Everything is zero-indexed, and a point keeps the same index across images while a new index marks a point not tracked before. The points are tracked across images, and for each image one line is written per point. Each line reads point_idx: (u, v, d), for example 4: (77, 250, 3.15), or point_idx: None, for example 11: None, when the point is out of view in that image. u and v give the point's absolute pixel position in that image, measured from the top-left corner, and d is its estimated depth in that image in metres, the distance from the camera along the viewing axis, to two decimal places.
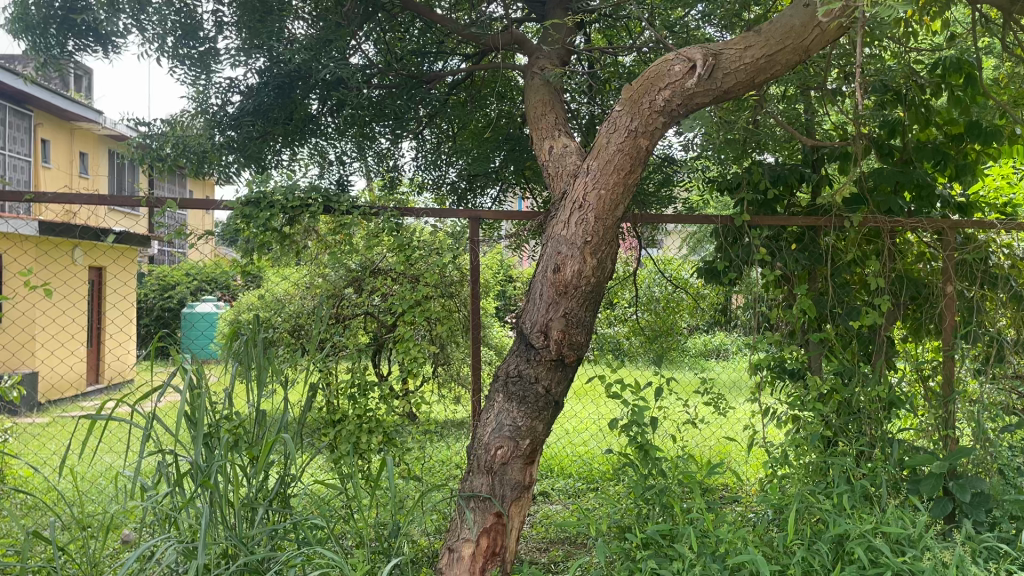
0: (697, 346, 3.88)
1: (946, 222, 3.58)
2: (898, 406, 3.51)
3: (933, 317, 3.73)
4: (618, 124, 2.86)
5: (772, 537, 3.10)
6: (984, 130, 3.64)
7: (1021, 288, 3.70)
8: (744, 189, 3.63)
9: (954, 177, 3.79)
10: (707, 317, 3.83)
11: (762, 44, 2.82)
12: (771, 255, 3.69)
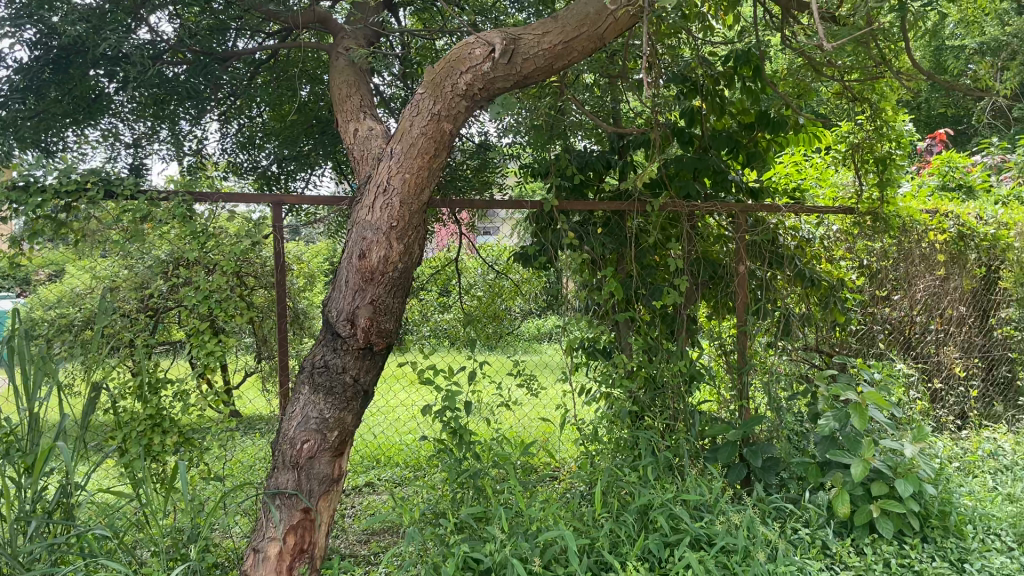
0: (531, 330, 3.89)
1: (738, 206, 3.78)
2: (699, 379, 3.73)
3: (727, 295, 3.95)
4: (421, 107, 2.83)
5: (582, 512, 3.22)
6: (772, 119, 3.88)
7: (805, 266, 4.01)
8: (551, 175, 3.71)
9: (746, 164, 4.02)
10: (540, 301, 3.85)
11: (559, 30, 2.85)
12: (580, 239, 3.77)
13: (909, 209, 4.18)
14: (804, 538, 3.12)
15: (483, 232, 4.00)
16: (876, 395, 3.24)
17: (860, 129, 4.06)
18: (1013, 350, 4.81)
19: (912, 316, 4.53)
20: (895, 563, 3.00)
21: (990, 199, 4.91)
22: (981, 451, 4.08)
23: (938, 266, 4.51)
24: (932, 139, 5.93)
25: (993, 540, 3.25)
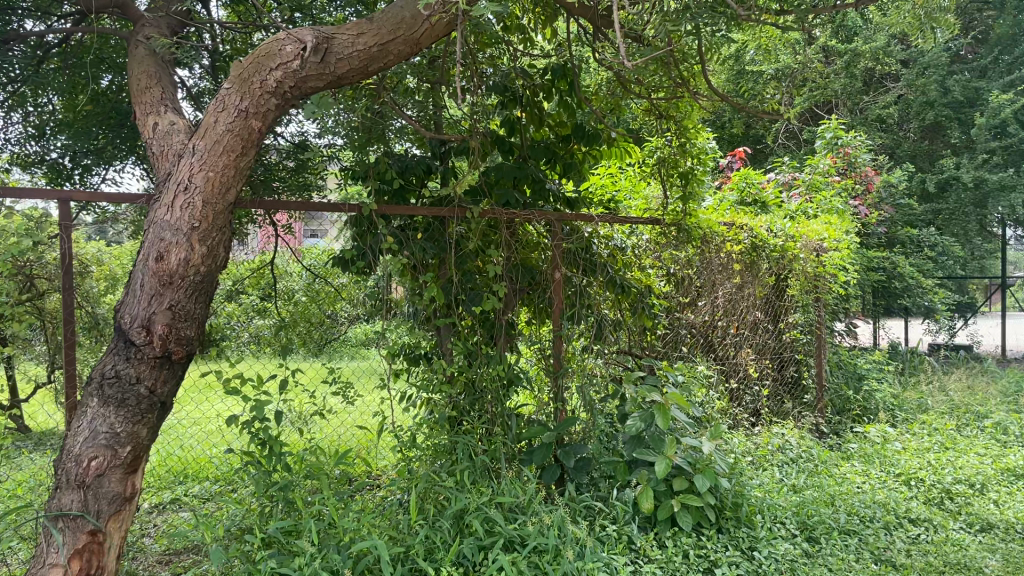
0: (359, 336, 3.70)
1: (554, 214, 3.87)
2: (516, 383, 3.78)
3: (543, 301, 4.02)
4: (226, 103, 2.69)
5: (398, 520, 3.19)
6: (587, 132, 4.07)
7: (616, 274, 4.16)
8: (371, 178, 3.63)
9: (562, 174, 4.14)
10: (368, 307, 3.68)
11: (374, 32, 2.83)
12: (400, 244, 3.71)
13: (708, 220, 4.45)
14: (612, 534, 3.26)
15: (310, 235, 3.93)
16: (677, 397, 3.44)
17: (667, 143, 4.28)
18: (798, 352, 5.29)
19: (712, 320, 4.85)
20: (693, 554, 3.18)
21: (780, 213, 5.37)
22: (770, 445, 4.43)
23: (734, 274, 4.87)
24: (733, 157, 6.37)
25: (778, 527, 3.52)
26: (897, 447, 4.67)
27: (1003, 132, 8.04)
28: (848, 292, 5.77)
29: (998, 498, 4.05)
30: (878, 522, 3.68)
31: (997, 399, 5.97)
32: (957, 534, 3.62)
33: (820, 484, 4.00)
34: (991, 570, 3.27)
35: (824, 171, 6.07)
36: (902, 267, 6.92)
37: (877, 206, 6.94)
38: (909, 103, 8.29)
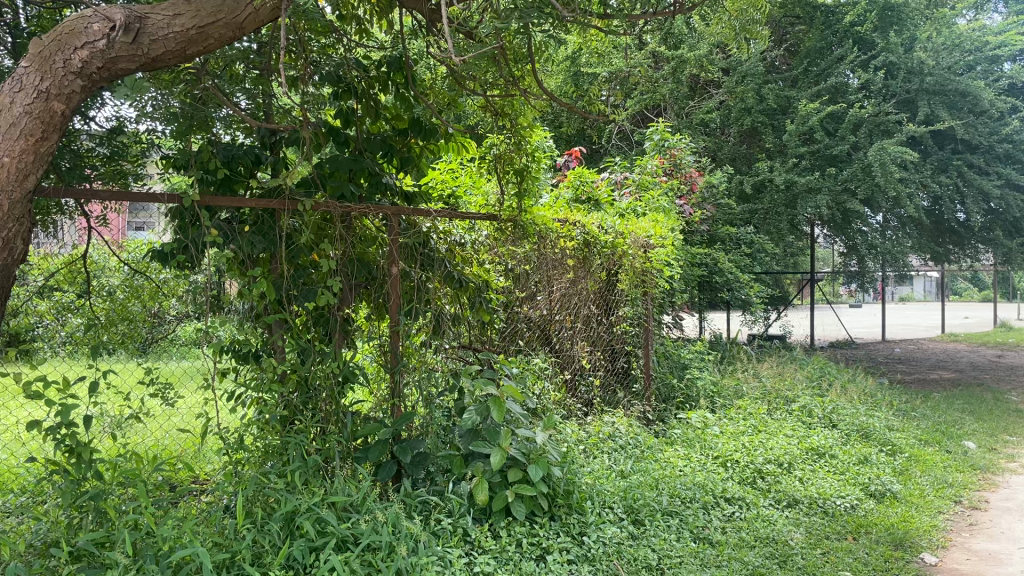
0: (188, 334, 3.51)
1: (391, 209, 3.78)
2: (352, 381, 3.67)
3: (380, 296, 3.92)
4: (24, 83, 2.48)
5: (223, 525, 3.06)
6: (425, 127, 3.99)
7: (454, 269, 4.16)
8: (193, 168, 3.43)
9: (399, 168, 4.02)
10: (200, 306, 3.46)
11: (192, 13, 2.68)
12: (226, 238, 3.51)
13: (542, 217, 4.52)
14: (446, 528, 3.27)
15: (137, 229, 3.64)
16: (512, 389, 3.53)
17: (504, 139, 4.29)
18: (627, 344, 5.55)
19: (548, 313, 4.94)
20: (525, 543, 3.26)
21: (611, 211, 5.59)
22: (601, 434, 4.55)
23: (568, 269, 4.99)
24: (568, 155, 6.54)
25: (607, 512, 3.66)
26: (715, 431, 4.98)
27: (811, 139, 8.59)
28: (673, 286, 6.11)
29: (801, 475, 4.43)
30: (697, 503, 3.92)
31: (803, 384, 6.50)
32: (766, 510, 3.93)
33: (646, 469, 4.18)
34: (794, 542, 3.61)
35: (652, 171, 6.41)
36: (722, 263, 7.38)
37: (701, 205, 7.34)
38: (730, 109, 8.81)
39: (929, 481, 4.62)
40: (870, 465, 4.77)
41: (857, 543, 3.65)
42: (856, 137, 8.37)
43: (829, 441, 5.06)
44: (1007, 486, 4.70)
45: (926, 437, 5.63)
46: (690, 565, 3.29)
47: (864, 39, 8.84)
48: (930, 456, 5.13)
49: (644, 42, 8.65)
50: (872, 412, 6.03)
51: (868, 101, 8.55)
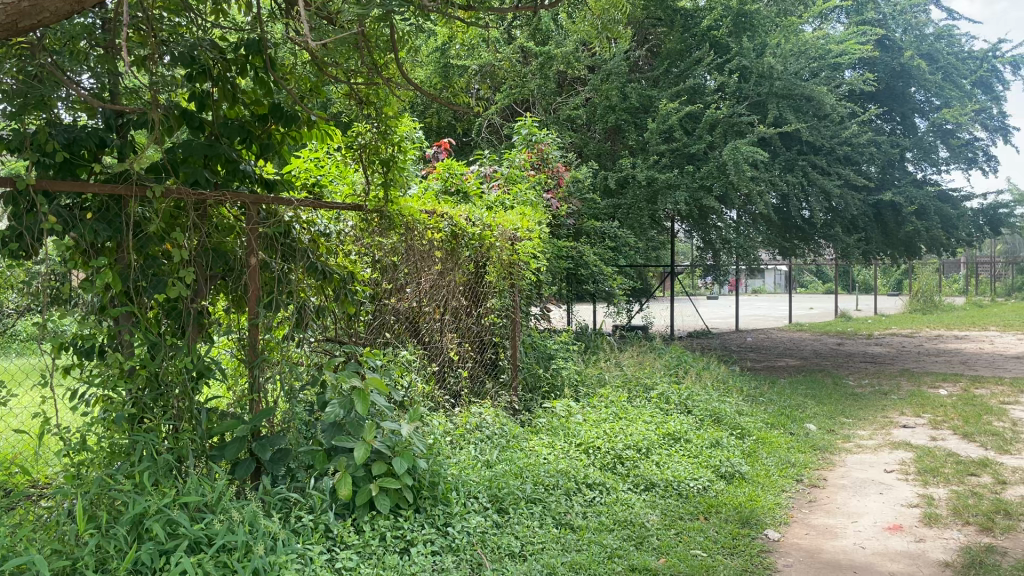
0: (28, 330, 3.24)
1: (249, 196, 3.61)
2: (206, 376, 3.51)
3: (237, 288, 3.75)
4: None
5: (63, 531, 2.87)
6: (285, 113, 3.88)
7: (318, 260, 3.98)
8: (27, 149, 3.18)
9: (258, 155, 3.89)
10: (41, 297, 3.19)
11: None
12: (66, 225, 3.27)
13: (410, 208, 4.44)
14: (307, 525, 3.19)
15: None
16: (377, 382, 3.48)
17: (370, 128, 4.20)
18: (495, 335, 5.60)
19: (418, 306, 4.88)
20: (389, 536, 3.23)
21: (480, 204, 5.60)
22: (467, 424, 4.56)
23: (436, 261, 4.95)
24: (438, 147, 6.51)
25: (472, 501, 3.67)
26: (578, 420, 5.10)
27: (670, 138, 8.93)
28: (540, 279, 6.21)
29: (658, 459, 4.62)
30: (559, 490, 4.01)
31: (661, 372, 6.78)
32: (625, 495, 4.08)
33: (511, 458, 4.21)
34: (650, 524, 3.76)
35: (520, 165, 6.48)
36: (586, 256, 7.58)
37: (567, 200, 7.48)
38: (595, 106, 9.03)
39: (774, 462, 4.93)
40: (721, 448, 5.03)
41: (708, 522, 3.84)
42: (711, 137, 8.77)
43: (685, 426, 5.30)
44: (842, 464, 5.08)
45: (772, 420, 6.00)
46: (551, 551, 3.37)
47: (720, 43, 9.27)
48: (775, 439, 5.47)
49: (512, 37, 8.73)
50: (724, 397, 6.37)
51: (723, 103, 8.99)
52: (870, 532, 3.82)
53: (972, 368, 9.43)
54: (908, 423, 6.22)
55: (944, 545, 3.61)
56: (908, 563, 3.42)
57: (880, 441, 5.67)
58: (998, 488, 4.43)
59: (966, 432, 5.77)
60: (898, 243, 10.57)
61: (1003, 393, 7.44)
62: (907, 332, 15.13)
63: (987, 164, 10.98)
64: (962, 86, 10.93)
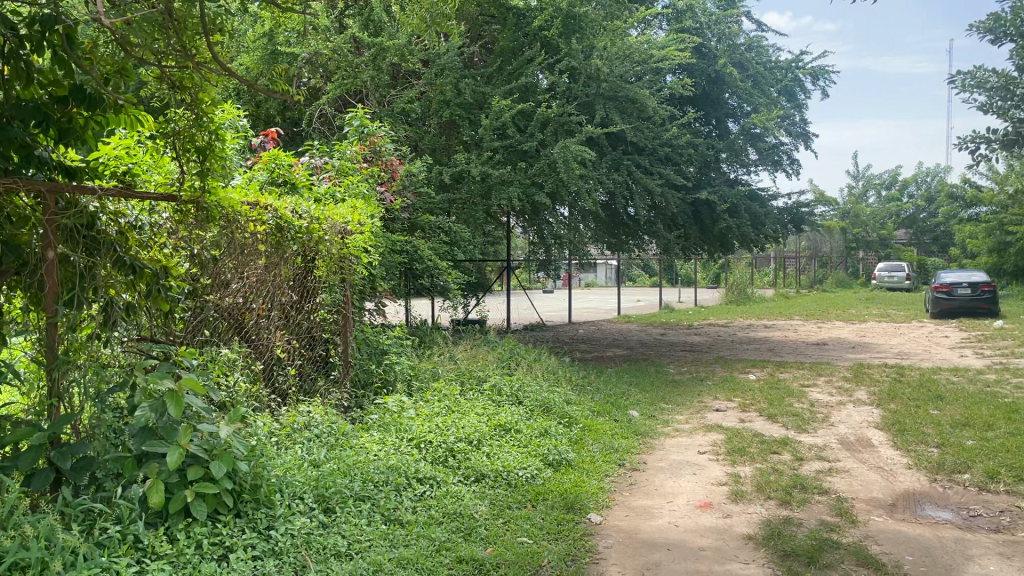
0: None
1: (45, 184, 3.28)
2: None
3: (32, 284, 3.40)
4: None
5: None
6: (88, 95, 3.50)
7: (127, 254, 3.70)
8: None
9: (57, 140, 3.51)
10: None
11: None
12: None
13: (230, 199, 4.19)
14: (114, 537, 2.98)
15: None
16: (192, 383, 3.30)
17: (189, 116, 3.86)
18: (325, 331, 5.46)
19: (244, 301, 4.68)
20: (207, 544, 3.09)
21: (308, 196, 5.44)
22: (295, 424, 4.40)
23: (261, 255, 4.75)
24: (265, 137, 6.24)
25: (296, 502, 3.57)
26: (410, 414, 5.08)
27: (503, 134, 9.06)
28: (372, 274, 6.11)
29: (489, 450, 4.69)
30: (389, 485, 3.98)
31: (494, 364, 6.89)
32: (455, 487, 4.11)
33: (339, 457, 4.11)
34: (478, 514, 3.81)
35: (351, 157, 6.35)
36: (421, 250, 7.55)
37: (401, 194, 7.39)
38: (429, 101, 9.01)
39: (599, 448, 5.13)
40: (550, 437, 5.18)
41: (535, 510, 3.95)
42: (543, 135, 8.99)
43: (515, 417, 5.40)
44: (660, 447, 5.36)
45: (598, 408, 6.25)
46: (378, 548, 3.33)
47: (551, 43, 9.50)
48: (600, 426, 5.69)
49: (344, 26, 8.57)
50: (553, 387, 6.56)
51: (554, 102, 9.23)
52: (684, 511, 4.06)
53: (778, 355, 10.25)
54: (721, 407, 6.66)
55: (748, 519, 3.89)
56: (716, 537, 3.66)
57: (695, 424, 6.03)
58: (795, 464, 4.83)
59: (770, 414, 6.26)
60: (714, 239, 11.28)
61: (803, 377, 8.13)
62: (723, 322, 16.19)
63: (790, 167, 11.92)
64: (769, 94, 11.78)
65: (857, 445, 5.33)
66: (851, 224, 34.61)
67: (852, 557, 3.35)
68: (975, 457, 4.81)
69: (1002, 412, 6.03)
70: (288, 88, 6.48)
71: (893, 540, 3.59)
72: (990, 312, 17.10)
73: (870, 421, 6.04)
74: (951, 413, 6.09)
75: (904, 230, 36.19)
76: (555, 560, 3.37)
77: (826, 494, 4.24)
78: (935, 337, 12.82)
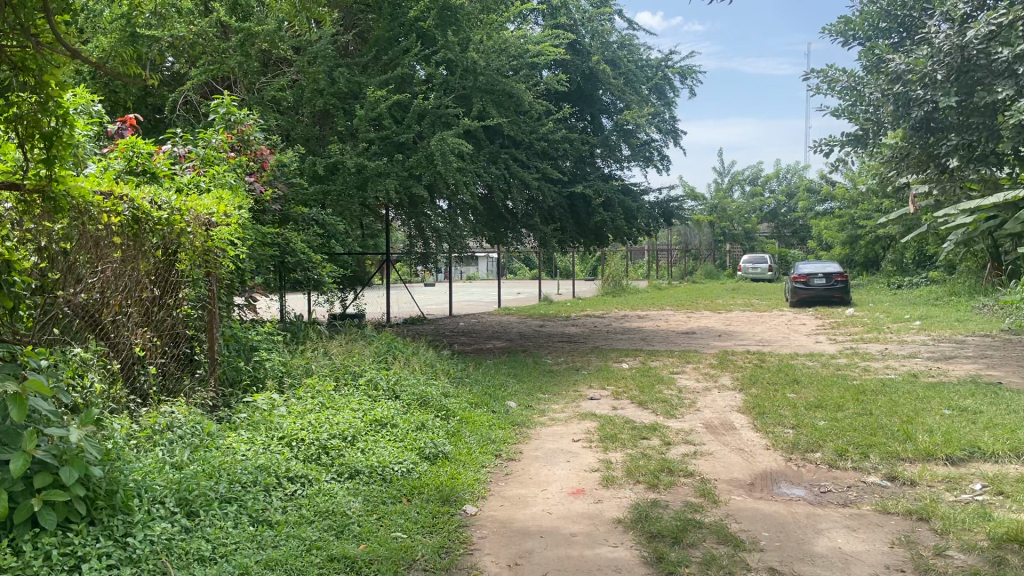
0: None
1: None
2: None
3: None
4: None
5: None
6: None
7: None
8: None
9: None
10: None
11: None
12: None
13: (81, 189, 3.95)
14: None
15: None
16: (36, 384, 3.05)
17: (29, 99, 3.50)
18: (189, 327, 5.24)
19: (100, 297, 4.42)
20: (55, 554, 2.88)
21: (169, 186, 5.21)
22: (155, 426, 4.18)
23: (116, 248, 4.51)
24: (122, 123, 5.89)
25: (156, 508, 3.40)
26: (282, 412, 4.94)
27: (379, 125, 8.93)
28: (241, 267, 5.90)
29: (363, 446, 4.62)
30: (258, 486, 3.86)
31: (369, 358, 6.80)
32: (328, 485, 4.04)
33: (204, 458, 3.95)
34: (352, 511, 3.75)
35: (217, 146, 6.11)
36: (294, 243, 7.35)
37: (272, 183, 7.13)
38: (302, 89, 8.76)
39: (475, 440, 5.15)
40: (426, 430, 5.17)
41: (410, 504, 3.92)
42: (420, 127, 8.94)
43: (391, 411, 5.35)
44: (536, 437, 5.44)
45: (476, 400, 6.28)
46: (244, 551, 3.23)
47: (427, 34, 9.43)
48: (478, 418, 5.72)
49: (209, 9, 8.22)
50: (430, 380, 6.54)
51: (430, 94, 9.18)
52: (557, 498, 4.13)
53: (650, 344, 10.61)
54: (595, 395, 6.83)
55: (618, 503, 4.00)
56: (587, 523, 3.75)
57: (570, 413, 6.16)
58: (663, 448, 5.01)
59: (641, 401, 6.47)
60: (590, 232, 11.53)
61: (672, 365, 8.44)
62: (599, 312, 16.61)
63: (661, 163, 12.31)
64: (641, 91, 12.11)
65: (720, 428, 5.58)
66: (718, 218, 36.22)
67: (714, 536, 3.51)
68: (826, 436, 5.14)
69: (850, 393, 6.46)
70: (145, 73, 6.17)
71: (751, 517, 3.78)
72: (842, 302, 18.28)
73: (733, 405, 6.34)
74: (806, 396, 6.48)
75: (767, 224, 38.13)
76: (428, 554, 3.36)
77: (690, 476, 4.43)
78: (793, 324, 13.61)
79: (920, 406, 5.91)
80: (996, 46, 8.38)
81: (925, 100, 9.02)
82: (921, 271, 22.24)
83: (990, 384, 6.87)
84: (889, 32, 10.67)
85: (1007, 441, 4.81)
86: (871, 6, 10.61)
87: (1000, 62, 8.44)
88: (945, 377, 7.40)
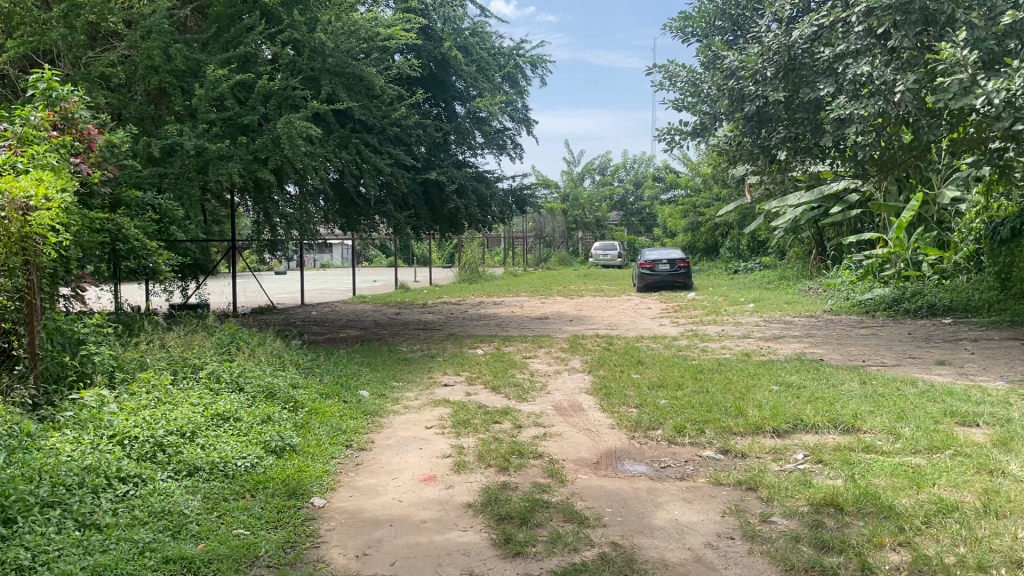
0: None
1: None
2: None
3: None
4: None
5: None
6: None
7: None
8: None
9: None
10: None
11: None
12: None
13: None
14: None
15: None
16: None
17: None
18: (6, 321, 4.77)
19: None
20: None
21: None
22: None
23: None
24: None
25: None
26: (112, 410, 4.64)
27: (221, 106, 8.53)
28: (67, 256, 5.48)
29: (203, 442, 4.41)
30: (84, 488, 3.60)
31: (211, 351, 6.50)
32: (163, 484, 3.83)
33: (22, 461, 3.65)
34: (190, 510, 3.59)
35: (36, 124, 5.62)
36: (127, 229, 6.93)
37: (102, 165, 6.65)
38: (135, 65, 8.23)
39: (325, 431, 5.04)
40: (273, 423, 5.01)
41: (253, 500, 3.79)
42: (265, 108, 8.62)
43: (235, 405, 5.14)
44: (388, 425, 5.39)
45: (327, 390, 6.14)
46: (69, 557, 2.99)
47: (271, 12, 9.08)
48: (328, 408, 5.60)
49: None
50: (277, 372, 6.34)
51: (276, 74, 8.86)
52: (407, 486, 4.12)
53: (503, 330, 10.73)
54: (448, 382, 6.84)
55: (467, 488, 4.03)
56: (437, 509, 3.76)
57: (424, 400, 6.15)
58: (513, 432, 5.09)
59: (494, 385, 6.55)
60: (444, 218, 11.50)
61: (525, 350, 8.59)
62: (455, 299, 16.64)
63: (514, 151, 12.45)
64: (494, 79, 12.18)
65: (569, 410, 5.73)
66: (570, 207, 37.09)
67: (560, 515, 3.60)
68: (666, 414, 5.39)
69: (689, 373, 6.80)
70: None
71: (595, 495, 3.91)
72: (684, 287, 19.20)
73: (582, 387, 6.54)
74: (649, 376, 6.78)
75: (616, 213, 39.48)
76: (272, 550, 3.26)
77: (539, 457, 4.52)
78: (640, 308, 14.15)
79: (751, 382, 6.31)
80: (819, 46, 9.13)
81: (757, 95, 9.53)
82: (755, 258, 23.69)
83: (812, 361, 7.43)
84: (724, 30, 11.18)
85: (826, 412, 5.22)
86: (707, 5, 11.13)
87: (821, 61, 9.12)
88: (775, 355, 7.93)
